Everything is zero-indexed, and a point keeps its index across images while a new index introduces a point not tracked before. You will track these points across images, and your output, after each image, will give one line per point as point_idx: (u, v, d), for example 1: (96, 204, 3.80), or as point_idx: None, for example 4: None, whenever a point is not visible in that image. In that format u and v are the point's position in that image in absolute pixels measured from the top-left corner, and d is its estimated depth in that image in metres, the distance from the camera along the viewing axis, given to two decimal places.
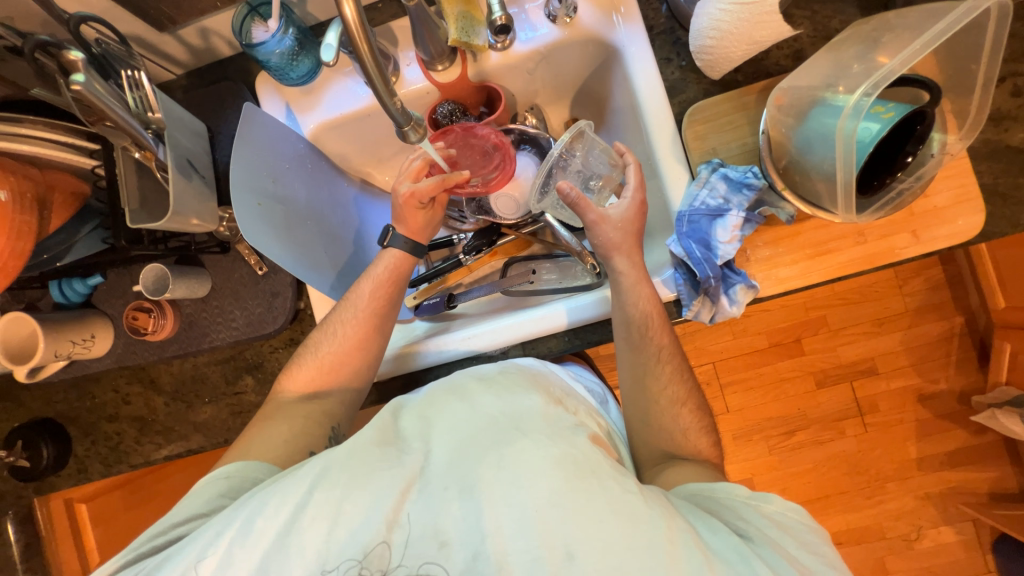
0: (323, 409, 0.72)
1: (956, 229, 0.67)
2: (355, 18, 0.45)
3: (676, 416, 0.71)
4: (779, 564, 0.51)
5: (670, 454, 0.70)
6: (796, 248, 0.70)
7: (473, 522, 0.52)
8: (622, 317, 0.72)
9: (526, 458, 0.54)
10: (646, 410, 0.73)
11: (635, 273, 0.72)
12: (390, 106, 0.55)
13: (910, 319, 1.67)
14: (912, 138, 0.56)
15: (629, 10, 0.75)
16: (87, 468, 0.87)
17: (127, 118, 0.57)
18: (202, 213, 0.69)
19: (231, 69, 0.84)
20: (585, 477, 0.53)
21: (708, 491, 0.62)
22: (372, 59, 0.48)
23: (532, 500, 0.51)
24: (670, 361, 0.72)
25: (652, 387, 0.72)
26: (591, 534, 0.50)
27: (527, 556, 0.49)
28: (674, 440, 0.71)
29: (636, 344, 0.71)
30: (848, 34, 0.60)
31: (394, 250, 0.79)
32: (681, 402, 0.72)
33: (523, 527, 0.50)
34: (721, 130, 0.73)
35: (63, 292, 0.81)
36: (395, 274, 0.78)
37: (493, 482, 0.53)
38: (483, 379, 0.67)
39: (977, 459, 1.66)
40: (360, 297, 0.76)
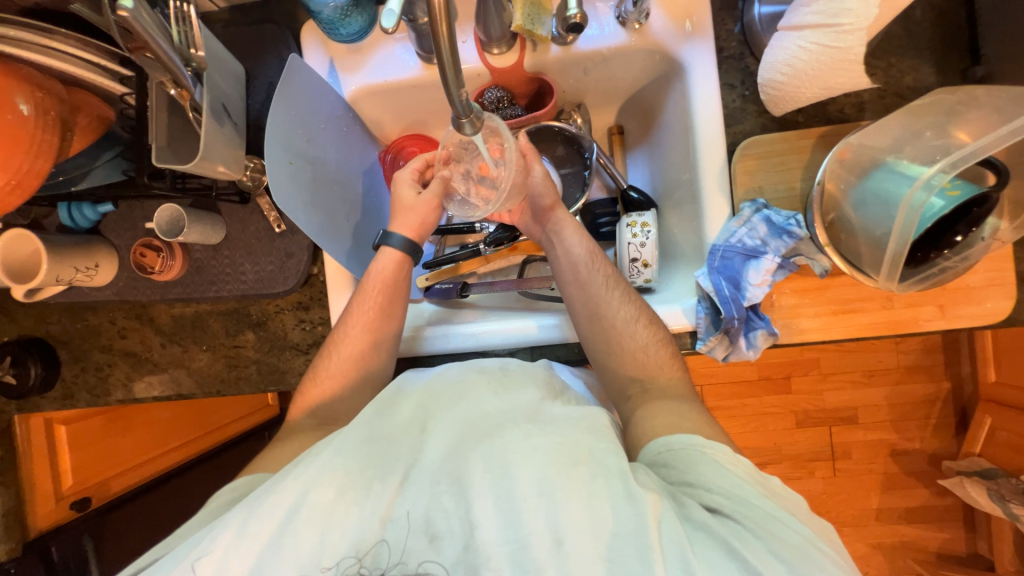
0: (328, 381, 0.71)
1: (984, 310, 0.67)
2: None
3: (635, 338, 0.71)
4: (748, 533, 0.48)
5: (643, 384, 0.69)
6: (822, 302, 0.69)
7: (463, 515, 0.52)
8: (568, 260, 0.77)
9: (516, 448, 0.55)
10: (608, 345, 0.71)
11: (571, 222, 0.79)
12: (455, 98, 0.49)
13: (900, 376, 1.69)
14: (965, 219, 0.54)
15: (701, 22, 0.72)
16: (75, 394, 0.86)
17: (167, 50, 0.53)
18: (229, 161, 0.66)
19: (277, 11, 0.79)
20: (574, 465, 0.53)
21: (665, 447, 0.59)
22: (450, 45, 0.43)
23: (520, 488, 0.52)
24: (627, 294, 0.74)
25: (606, 312, 0.72)
26: (579, 521, 0.49)
27: (514, 545, 0.49)
28: (636, 361, 0.71)
29: (582, 280, 0.75)
30: (931, 100, 0.57)
31: (393, 251, 0.77)
32: (640, 322, 0.71)
33: (512, 518, 0.50)
34: (771, 169, 0.71)
35: (71, 215, 0.78)
36: (391, 278, 0.76)
37: (482, 476, 0.53)
38: (482, 369, 0.67)
39: (933, 519, 1.72)
40: (361, 312, 0.73)
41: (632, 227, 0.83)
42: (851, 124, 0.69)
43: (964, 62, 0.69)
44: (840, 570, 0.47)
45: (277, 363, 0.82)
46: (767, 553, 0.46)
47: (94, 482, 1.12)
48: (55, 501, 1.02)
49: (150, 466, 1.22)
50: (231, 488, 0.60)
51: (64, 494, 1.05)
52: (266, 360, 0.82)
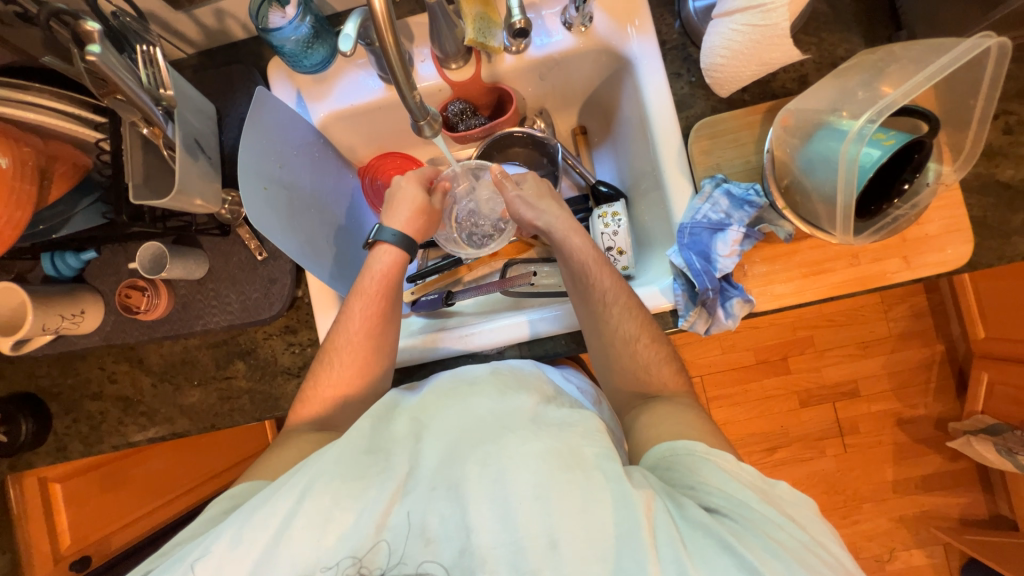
0: (326, 398, 0.71)
1: (946, 256, 0.70)
2: (383, 13, 0.44)
3: (635, 355, 0.70)
4: (744, 531, 0.48)
5: (642, 395, 0.70)
6: (792, 266, 0.72)
7: (459, 517, 0.52)
8: (569, 270, 0.76)
9: (512, 454, 0.55)
10: (610, 357, 0.71)
11: (565, 226, 0.77)
12: (408, 100, 0.53)
13: (893, 343, 1.71)
14: (909, 166, 0.57)
15: (643, 23, 0.77)
16: (67, 446, 0.85)
17: (138, 92, 0.56)
18: (206, 193, 0.69)
19: (243, 52, 0.83)
20: (571, 469, 0.53)
21: (669, 450, 0.58)
22: (397, 51, 0.47)
23: (516, 492, 0.52)
24: (630, 308, 0.71)
25: (607, 329, 0.71)
26: (575, 522, 0.50)
27: (510, 549, 0.49)
28: (637, 378, 0.71)
29: (582, 294, 0.73)
30: (856, 61, 0.61)
31: (392, 250, 0.78)
32: (642, 339, 0.70)
33: (507, 520, 0.50)
34: (726, 146, 0.74)
35: (54, 265, 0.79)
36: (386, 282, 0.76)
37: (478, 479, 0.53)
38: (472, 382, 0.66)
39: (950, 484, 1.71)
40: (362, 311, 0.73)
41: (603, 218, 0.86)
42: (793, 96, 0.73)
43: (888, 29, 0.74)
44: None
45: (270, 390, 0.82)
46: (770, 554, 0.46)
47: (91, 539, 1.11)
48: (54, 563, 1.02)
49: (151, 519, 1.20)
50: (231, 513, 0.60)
51: (63, 554, 1.05)
52: (258, 388, 0.82)
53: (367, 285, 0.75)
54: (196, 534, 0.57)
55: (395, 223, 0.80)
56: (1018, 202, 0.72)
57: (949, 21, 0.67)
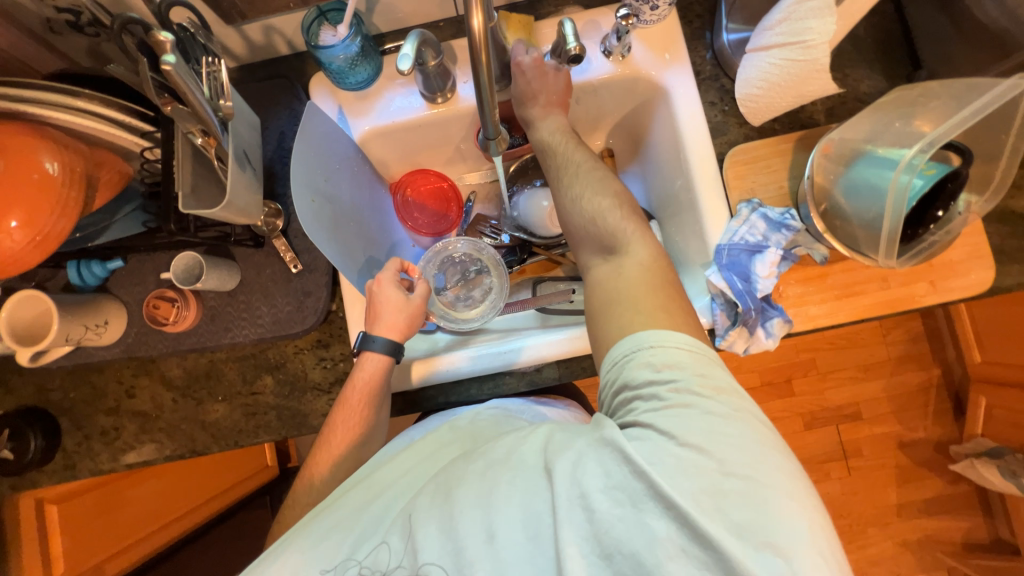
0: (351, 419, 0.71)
1: (970, 281, 0.73)
2: (482, 33, 0.48)
3: (597, 207, 0.68)
4: (661, 439, 0.47)
5: (606, 250, 0.67)
6: (826, 288, 0.74)
7: (408, 546, 0.51)
8: (540, 145, 0.77)
9: (457, 474, 0.54)
10: (581, 227, 0.69)
11: (545, 107, 0.78)
12: (488, 118, 0.58)
13: (893, 367, 1.76)
14: (944, 194, 0.60)
15: (678, 54, 0.81)
16: (77, 464, 0.81)
17: (203, 104, 0.56)
18: (249, 205, 0.68)
19: (285, 68, 0.84)
20: (502, 469, 0.51)
21: (611, 361, 0.57)
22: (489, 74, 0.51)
23: (455, 506, 0.50)
24: (576, 150, 0.74)
25: (577, 195, 0.70)
26: (507, 519, 0.48)
27: (452, 560, 0.48)
28: (607, 240, 0.67)
29: (558, 165, 0.74)
30: (896, 95, 0.64)
31: (379, 355, 0.72)
32: (605, 194, 0.69)
33: (449, 534, 0.49)
34: (760, 172, 0.77)
35: (79, 274, 0.77)
36: (366, 396, 0.71)
37: (427, 506, 0.53)
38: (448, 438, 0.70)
39: (951, 508, 1.74)
40: (346, 425, 0.71)
41: None
42: (823, 126, 0.77)
43: (907, 68, 0.79)
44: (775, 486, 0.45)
45: (299, 406, 0.80)
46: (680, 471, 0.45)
47: (85, 567, 1.02)
48: None
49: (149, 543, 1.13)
50: None
51: None
52: (287, 404, 0.80)
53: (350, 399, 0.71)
54: None
55: (384, 331, 0.74)
56: None
57: (967, 63, 0.71)
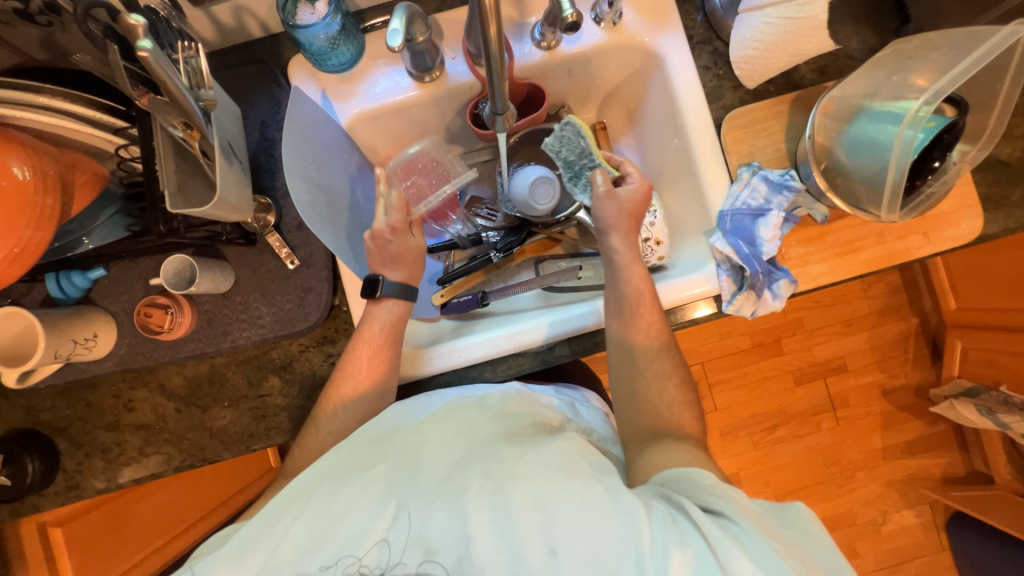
0: (363, 394, 0.71)
1: (960, 231, 0.76)
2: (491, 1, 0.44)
3: (661, 390, 0.70)
4: (750, 539, 0.45)
5: (656, 431, 0.67)
6: (826, 247, 0.75)
7: (457, 528, 0.51)
8: (615, 295, 0.74)
9: (513, 466, 0.55)
10: (630, 385, 0.72)
11: (629, 253, 0.74)
12: (497, 92, 0.55)
13: (874, 319, 1.83)
14: (941, 146, 0.61)
15: (670, 18, 0.79)
16: (81, 484, 0.78)
17: (184, 92, 0.52)
18: (239, 201, 0.65)
19: (259, 51, 0.79)
20: (569, 478, 0.53)
21: (679, 473, 0.56)
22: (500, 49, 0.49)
23: (516, 501, 0.51)
24: (646, 313, 0.72)
25: (640, 361, 0.72)
26: (571, 528, 0.48)
27: (508, 558, 0.48)
28: (654, 413, 0.69)
29: (626, 317, 0.72)
30: (890, 52, 0.63)
31: (392, 301, 0.73)
32: (666, 375, 0.71)
33: (505, 528, 0.49)
34: (757, 136, 0.77)
35: (59, 286, 0.73)
36: (391, 335, 0.73)
37: (479, 492, 0.53)
38: (480, 404, 0.68)
39: (932, 447, 1.85)
40: (368, 360, 0.71)
41: None
42: (817, 86, 0.77)
43: (894, 23, 0.79)
44: None
45: (309, 405, 0.78)
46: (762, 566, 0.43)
47: None
48: None
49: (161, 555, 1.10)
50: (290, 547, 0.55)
51: None
52: (297, 404, 0.78)
53: (362, 342, 0.72)
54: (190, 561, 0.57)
55: (392, 275, 0.75)
56: (1016, 178, 0.78)
57: (954, 14, 0.72)
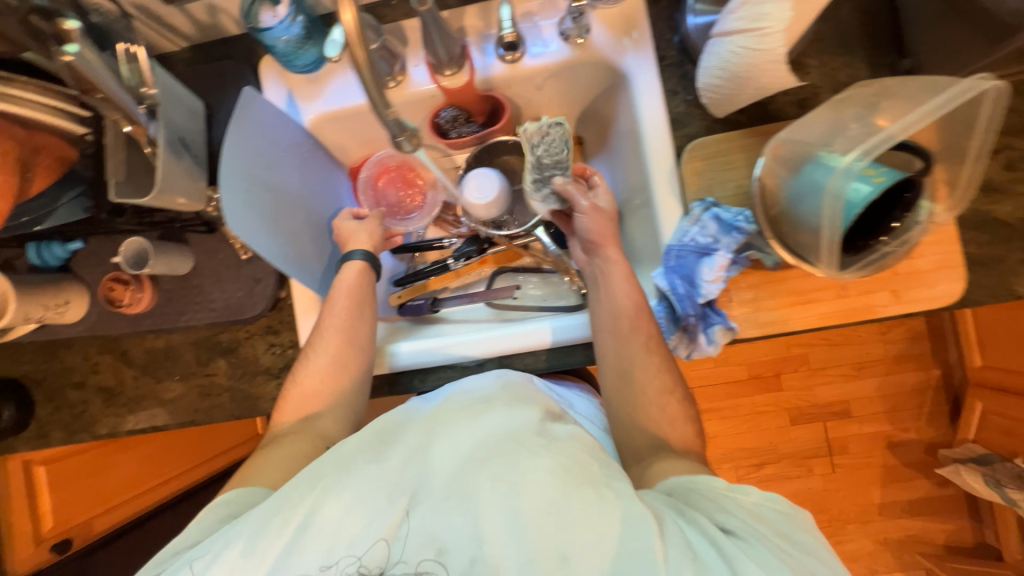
0: (333, 365, 0.74)
1: (935, 293, 0.68)
2: (354, 24, 0.43)
3: (661, 406, 0.70)
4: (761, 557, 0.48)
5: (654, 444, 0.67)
6: (780, 294, 0.70)
7: (470, 528, 0.51)
8: (610, 308, 0.73)
9: (523, 467, 0.53)
10: (633, 395, 0.70)
11: (623, 267, 0.74)
12: (383, 116, 0.49)
13: (889, 366, 1.69)
14: (901, 205, 0.56)
15: (641, 37, 0.75)
16: (49, 433, 0.86)
17: (119, 90, 0.56)
18: (189, 193, 0.69)
19: (237, 47, 0.82)
20: (579, 486, 0.51)
21: (689, 483, 0.58)
22: (368, 57, 0.44)
23: (527, 505, 0.51)
24: (643, 328, 0.71)
25: (641, 378, 0.70)
26: (584, 539, 0.49)
27: (520, 559, 0.49)
28: (656, 427, 0.69)
29: (620, 334, 0.71)
30: (850, 92, 0.60)
31: (355, 263, 0.80)
32: (666, 391, 0.69)
33: (518, 530, 0.50)
34: (719, 169, 0.73)
35: (40, 254, 0.80)
36: (353, 295, 0.78)
37: (491, 492, 0.52)
38: (485, 399, 0.62)
39: (937, 510, 1.70)
40: (330, 321, 0.76)
41: None
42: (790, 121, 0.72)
43: (892, 56, 0.72)
44: None
45: (249, 390, 0.82)
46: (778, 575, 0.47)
47: (75, 522, 1.13)
48: (35, 544, 1.08)
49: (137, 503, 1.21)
50: (235, 511, 0.62)
51: (45, 536, 1.09)
52: (238, 387, 0.83)
53: (338, 299, 0.77)
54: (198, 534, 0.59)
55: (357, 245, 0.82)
56: (1015, 240, 0.70)
57: (954, 53, 0.65)
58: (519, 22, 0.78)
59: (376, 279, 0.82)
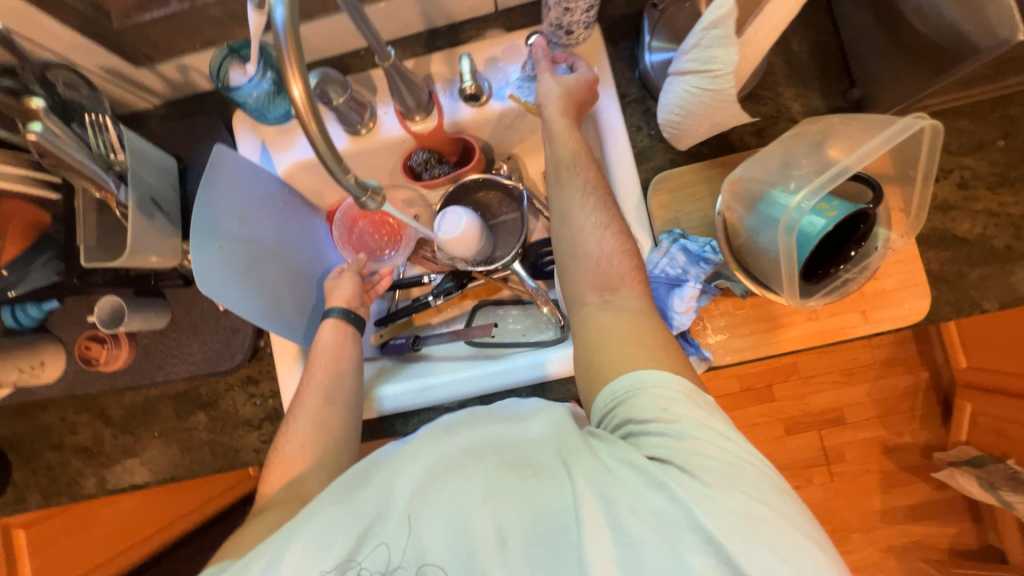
0: (311, 422, 0.72)
1: (903, 311, 0.70)
2: (303, 100, 0.43)
3: (600, 242, 0.64)
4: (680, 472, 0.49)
5: (602, 290, 0.63)
6: (751, 320, 0.72)
7: (414, 542, 0.54)
8: (552, 159, 0.69)
9: (461, 471, 0.56)
10: (575, 259, 0.65)
11: (564, 119, 0.69)
12: (343, 179, 0.49)
13: (878, 371, 1.70)
14: (855, 235, 0.58)
15: (603, 75, 0.78)
16: (26, 497, 0.84)
17: (87, 162, 0.57)
18: (162, 251, 0.69)
19: (209, 102, 0.84)
20: (518, 475, 0.55)
21: (611, 397, 0.57)
22: (321, 132, 0.44)
23: (467, 505, 0.54)
24: (581, 171, 0.67)
25: (578, 216, 0.65)
26: (520, 518, 0.52)
27: (465, 555, 0.52)
28: (599, 270, 0.64)
29: (562, 182, 0.68)
30: (798, 129, 0.62)
31: (331, 321, 0.81)
32: (602, 222, 0.64)
33: (462, 531, 0.53)
34: (684, 200, 0.75)
35: (15, 315, 0.79)
36: (337, 352, 0.79)
37: (435, 503, 0.55)
38: (449, 424, 0.64)
39: (939, 514, 1.69)
40: (311, 382, 0.75)
41: None
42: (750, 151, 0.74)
43: (843, 85, 0.75)
44: (789, 520, 0.48)
45: (230, 442, 0.82)
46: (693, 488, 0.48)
47: None
48: None
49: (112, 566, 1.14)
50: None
51: None
52: (219, 440, 0.82)
53: (319, 358, 0.78)
54: None
55: (337, 303, 0.83)
56: (975, 255, 0.72)
57: (898, 81, 0.68)
58: (484, 67, 0.80)
59: (359, 335, 0.82)
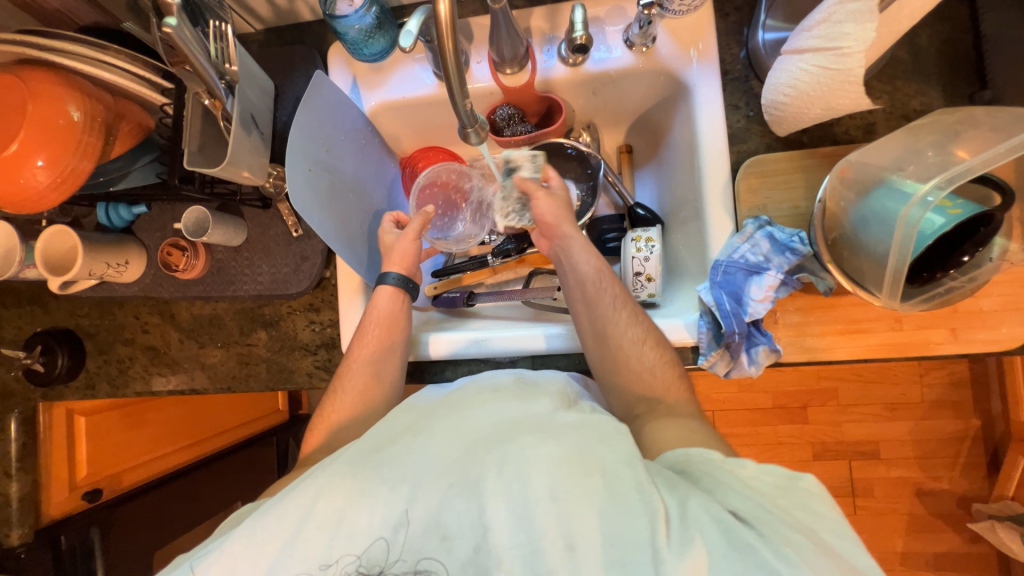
0: (359, 390, 0.73)
1: (998, 335, 0.65)
2: (447, 13, 0.46)
3: (641, 357, 0.70)
4: (774, 539, 0.46)
5: (643, 403, 0.69)
6: (829, 320, 0.68)
7: (475, 516, 0.53)
8: (576, 279, 0.75)
9: (530, 455, 0.55)
10: (616, 366, 0.70)
11: (581, 240, 0.76)
12: (460, 106, 0.55)
13: (926, 410, 1.61)
14: (971, 239, 0.53)
15: (707, 47, 0.75)
16: (95, 385, 0.91)
17: (205, 66, 0.59)
18: (254, 167, 0.71)
19: (308, 33, 0.86)
20: (584, 476, 0.53)
21: (684, 455, 0.57)
22: (456, 53, 0.48)
23: (533, 493, 0.53)
24: (609, 290, 0.73)
25: (614, 334, 0.71)
26: (589, 527, 0.50)
27: (526, 547, 0.51)
28: (644, 381, 0.69)
29: (591, 299, 0.73)
30: (930, 120, 0.59)
31: (387, 287, 0.79)
32: (641, 339, 0.70)
33: (525, 521, 0.52)
34: (775, 187, 0.72)
35: (107, 214, 0.83)
36: (394, 314, 0.78)
37: (498, 482, 0.54)
38: (495, 389, 0.66)
39: (964, 567, 1.62)
40: (361, 346, 0.75)
41: (636, 242, 0.83)
42: (855, 145, 0.70)
43: (970, 86, 0.70)
44: None
45: (287, 363, 0.85)
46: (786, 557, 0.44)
47: (101, 475, 1.07)
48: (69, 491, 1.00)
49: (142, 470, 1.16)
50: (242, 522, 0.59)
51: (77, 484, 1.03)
52: (276, 359, 0.85)
53: (371, 326, 0.76)
54: (211, 537, 0.58)
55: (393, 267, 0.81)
56: None
57: None
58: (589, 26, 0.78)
59: (410, 303, 0.81)
